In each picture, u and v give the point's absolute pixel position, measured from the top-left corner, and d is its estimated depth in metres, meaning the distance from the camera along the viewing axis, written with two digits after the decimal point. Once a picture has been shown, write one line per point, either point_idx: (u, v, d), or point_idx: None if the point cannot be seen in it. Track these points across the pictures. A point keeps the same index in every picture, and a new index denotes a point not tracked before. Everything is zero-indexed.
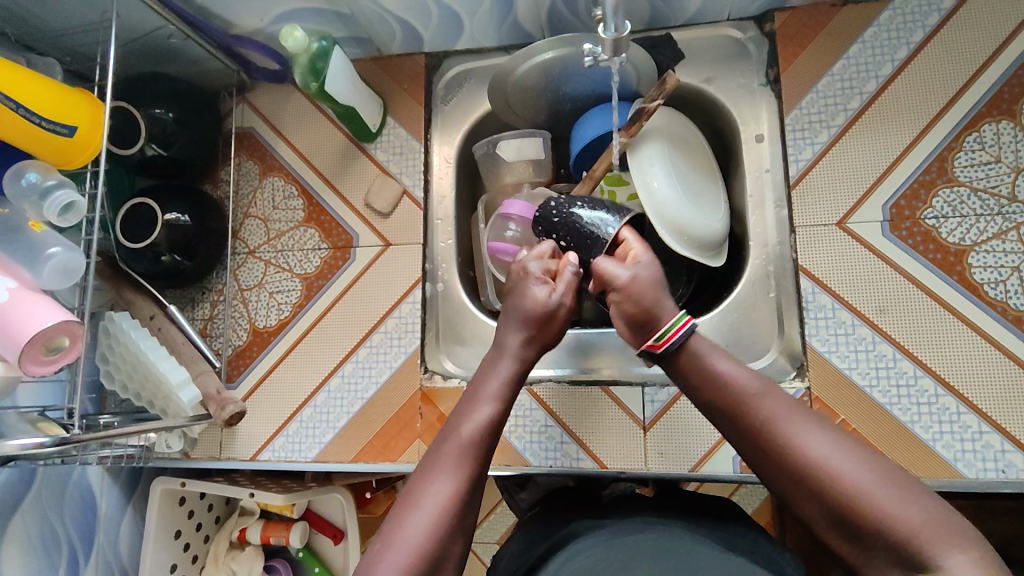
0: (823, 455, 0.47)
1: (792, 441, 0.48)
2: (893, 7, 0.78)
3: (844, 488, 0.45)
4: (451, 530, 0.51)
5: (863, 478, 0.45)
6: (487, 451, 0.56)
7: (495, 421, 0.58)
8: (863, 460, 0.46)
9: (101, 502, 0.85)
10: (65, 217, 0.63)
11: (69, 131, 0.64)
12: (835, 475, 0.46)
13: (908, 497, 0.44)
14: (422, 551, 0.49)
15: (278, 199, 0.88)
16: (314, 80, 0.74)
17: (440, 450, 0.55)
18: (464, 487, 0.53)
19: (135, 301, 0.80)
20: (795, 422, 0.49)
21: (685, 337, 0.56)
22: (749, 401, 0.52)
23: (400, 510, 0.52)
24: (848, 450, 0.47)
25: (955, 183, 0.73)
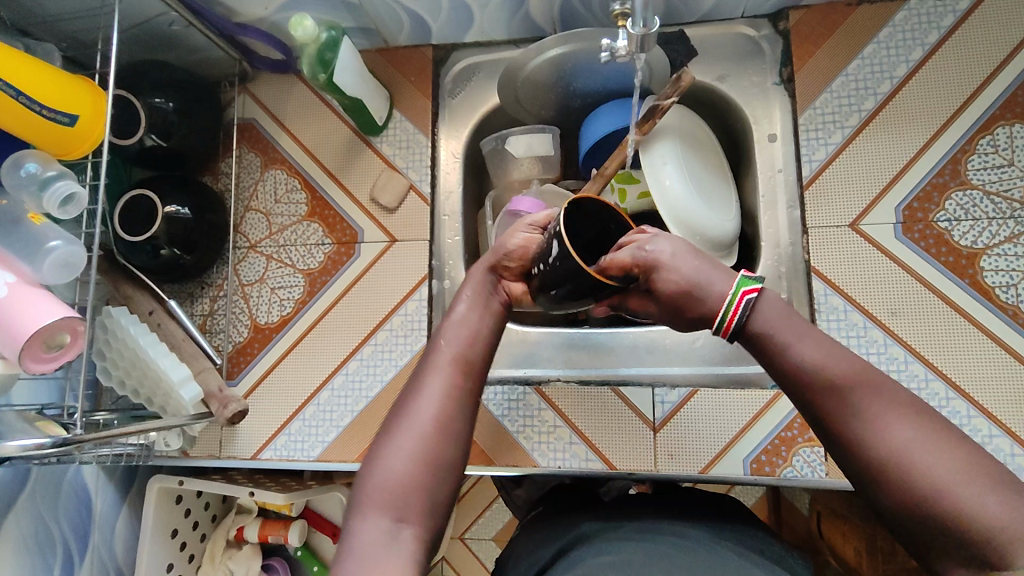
0: (903, 445, 0.41)
1: (867, 426, 0.42)
2: (908, 7, 0.77)
3: (923, 482, 0.40)
4: (445, 435, 0.49)
5: (947, 472, 0.40)
6: (471, 351, 0.55)
7: (473, 319, 0.57)
8: (953, 449, 0.40)
9: (97, 500, 0.83)
10: (65, 209, 0.60)
11: (70, 120, 0.61)
12: (914, 469, 0.40)
13: (1001, 493, 0.39)
14: (417, 459, 0.48)
15: (280, 192, 0.86)
16: (322, 72, 0.72)
17: (423, 362, 0.54)
18: (452, 391, 0.51)
19: (134, 296, 0.77)
20: (864, 409, 0.43)
21: (745, 312, 0.48)
22: (823, 377, 0.44)
23: (389, 425, 0.51)
24: (935, 436, 0.41)
25: (968, 186, 0.73)
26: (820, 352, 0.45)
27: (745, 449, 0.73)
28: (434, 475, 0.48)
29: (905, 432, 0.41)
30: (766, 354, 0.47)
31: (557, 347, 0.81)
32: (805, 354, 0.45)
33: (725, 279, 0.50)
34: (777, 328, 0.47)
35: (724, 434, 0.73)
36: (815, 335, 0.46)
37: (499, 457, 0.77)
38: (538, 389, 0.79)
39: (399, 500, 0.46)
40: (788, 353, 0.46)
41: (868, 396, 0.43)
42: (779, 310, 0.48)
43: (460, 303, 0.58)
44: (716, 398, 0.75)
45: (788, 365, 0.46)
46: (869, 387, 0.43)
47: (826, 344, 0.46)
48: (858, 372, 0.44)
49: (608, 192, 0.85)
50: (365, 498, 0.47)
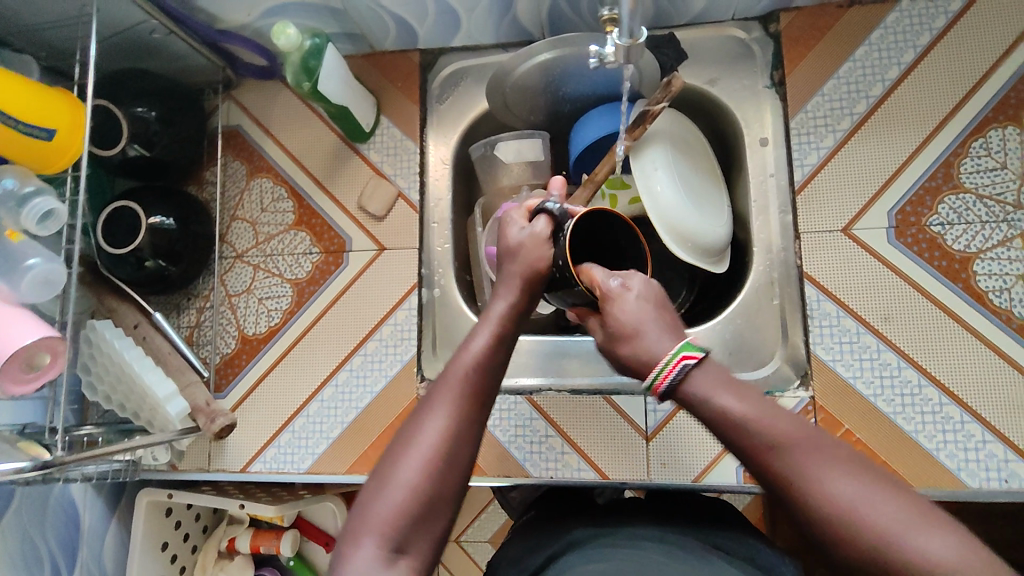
0: (851, 500, 0.38)
1: (813, 483, 0.40)
2: (900, 8, 0.77)
3: (878, 537, 0.37)
4: (449, 466, 0.48)
5: (897, 522, 0.37)
6: (485, 383, 0.51)
7: (492, 350, 0.52)
8: (897, 496, 0.39)
9: (85, 515, 0.82)
10: (43, 225, 0.59)
11: (48, 134, 0.60)
12: (866, 523, 0.38)
13: (950, 537, 0.37)
14: (419, 489, 0.46)
15: (266, 201, 0.85)
16: (307, 80, 0.71)
17: (437, 383, 0.51)
18: (462, 421, 0.49)
19: (118, 309, 0.77)
20: (812, 462, 0.40)
21: (681, 376, 0.44)
22: (762, 434, 0.42)
23: (394, 450, 0.49)
24: (878, 485, 0.39)
25: (961, 189, 0.73)
26: (754, 407, 0.43)
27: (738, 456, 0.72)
28: (433, 508, 0.46)
29: (851, 486, 0.39)
30: (702, 414, 0.44)
31: (549, 358, 0.81)
32: (745, 410, 0.43)
33: (670, 340, 0.46)
34: (710, 381, 0.44)
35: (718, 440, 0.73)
36: (747, 389, 0.44)
37: (490, 468, 0.76)
38: (530, 399, 0.78)
39: (397, 531, 0.45)
40: (726, 408, 0.43)
41: (809, 450, 0.41)
42: (711, 363, 0.45)
43: (486, 322, 0.54)
44: None
45: (727, 423, 0.43)
46: (807, 439, 0.41)
47: (759, 399, 0.44)
48: (795, 427, 0.42)
49: (599, 197, 0.84)
50: (363, 519, 0.46)
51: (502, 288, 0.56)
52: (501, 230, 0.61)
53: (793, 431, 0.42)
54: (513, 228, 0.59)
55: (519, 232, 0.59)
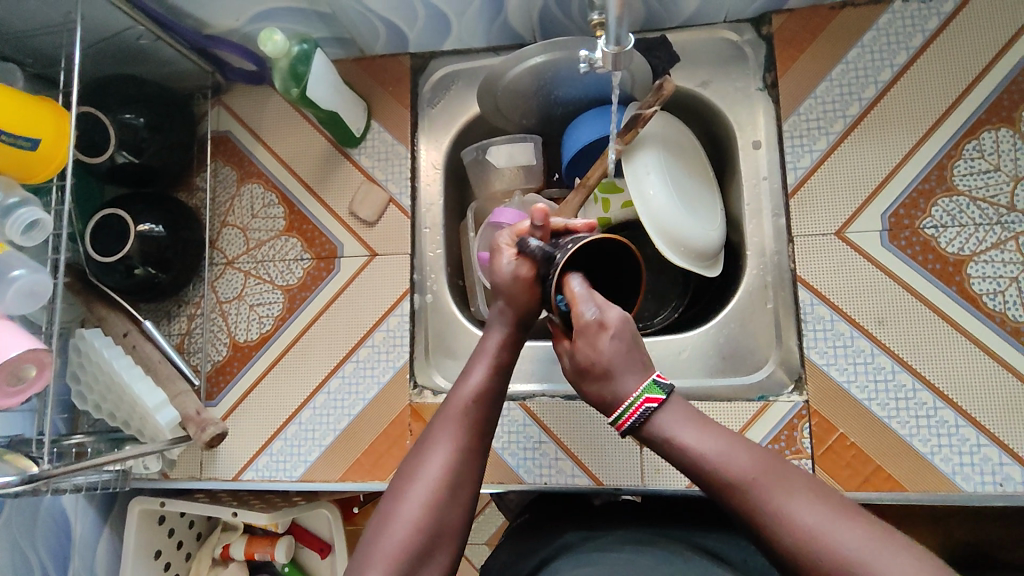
0: (817, 525, 0.40)
1: (773, 513, 0.42)
2: (892, 10, 0.76)
3: (840, 562, 0.39)
4: (452, 498, 0.51)
5: (858, 547, 0.39)
6: (483, 418, 0.56)
7: (488, 384, 0.57)
8: (860, 524, 0.40)
9: (77, 524, 0.82)
10: (29, 235, 0.59)
11: (32, 143, 0.59)
12: (832, 549, 0.39)
13: (914, 560, 0.38)
14: (423, 522, 0.49)
15: (257, 207, 0.84)
16: (295, 86, 0.70)
17: (437, 420, 0.55)
18: (462, 453, 0.53)
19: (107, 317, 0.75)
20: (778, 494, 0.42)
21: (644, 415, 0.48)
22: (722, 468, 0.45)
23: (398, 486, 0.52)
24: (838, 513, 0.41)
25: (954, 192, 0.72)
26: (716, 443, 0.46)
27: None
28: (438, 539, 0.49)
29: (811, 514, 0.41)
30: (670, 453, 0.48)
31: (542, 362, 0.81)
32: (705, 445, 0.46)
33: (637, 378, 0.49)
34: (673, 419, 0.48)
35: None
36: (711, 426, 0.48)
37: (484, 474, 0.76)
38: (523, 405, 0.77)
39: (404, 565, 0.47)
40: (688, 446, 0.46)
41: (768, 482, 0.43)
42: (677, 404, 0.49)
43: (482, 357, 0.59)
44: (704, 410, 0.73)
45: (690, 458, 0.46)
46: (767, 472, 0.44)
47: (722, 435, 0.47)
48: (755, 462, 0.45)
49: (592, 201, 0.83)
50: (370, 556, 0.48)
51: (498, 316, 0.61)
52: (492, 258, 0.62)
53: (753, 465, 0.44)
54: (501, 262, 0.61)
55: (506, 266, 0.60)
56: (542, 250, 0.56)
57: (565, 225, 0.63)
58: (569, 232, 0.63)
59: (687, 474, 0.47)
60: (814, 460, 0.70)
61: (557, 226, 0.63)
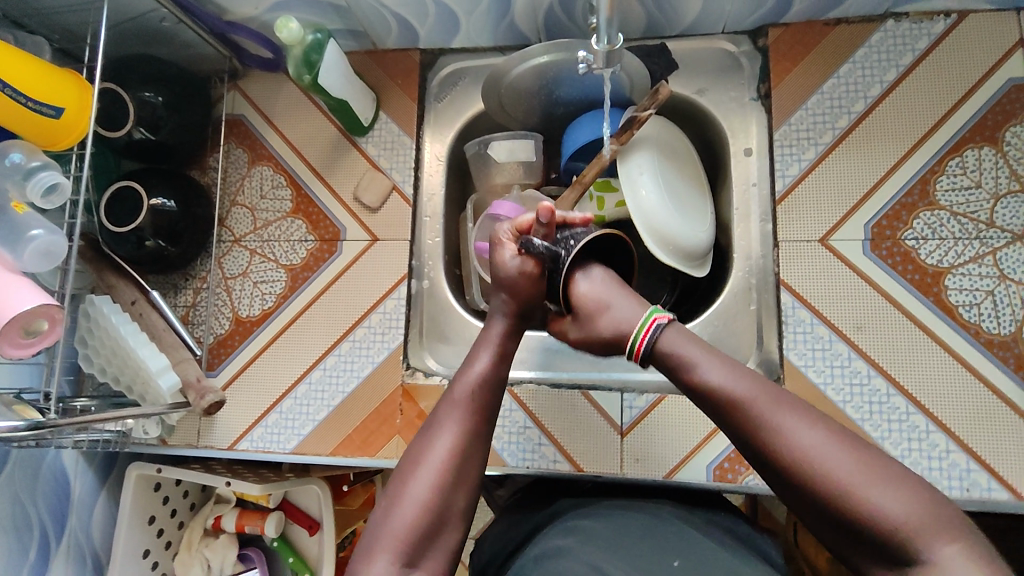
0: (812, 447, 0.47)
1: (776, 435, 0.48)
2: (884, 28, 0.79)
3: (836, 483, 0.45)
4: (457, 481, 0.55)
5: (854, 473, 0.45)
6: (486, 403, 0.59)
7: (491, 371, 0.61)
8: (852, 448, 0.46)
9: (75, 485, 0.85)
10: (48, 199, 0.62)
11: (56, 112, 0.63)
12: (827, 468, 0.46)
13: (900, 489, 0.44)
14: (429, 505, 0.53)
15: (266, 188, 0.88)
16: (308, 73, 0.74)
17: (443, 405, 0.59)
18: (466, 436, 0.57)
19: (117, 285, 0.78)
20: (784, 416, 0.48)
21: (650, 344, 0.56)
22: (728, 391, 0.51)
23: (406, 467, 0.56)
24: (836, 442, 0.47)
25: (935, 206, 0.75)
26: (726, 372, 0.52)
27: (709, 456, 0.74)
28: (444, 520, 0.53)
29: (813, 439, 0.47)
30: (677, 376, 0.54)
31: (536, 351, 0.85)
32: (715, 372, 0.52)
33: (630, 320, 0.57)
34: (685, 351, 0.55)
35: (691, 437, 0.75)
36: (721, 358, 0.53)
37: None
38: (510, 390, 0.80)
39: (409, 546, 0.51)
40: (698, 371, 0.53)
41: (774, 409, 0.49)
42: (679, 333, 0.57)
43: (485, 343, 0.63)
44: (684, 404, 0.76)
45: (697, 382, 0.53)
46: (771, 402, 0.49)
47: (731, 364, 0.53)
48: (760, 389, 0.50)
49: (587, 198, 0.87)
50: (379, 539, 0.52)
51: (497, 308, 0.65)
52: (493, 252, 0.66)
53: (758, 392, 0.50)
54: (503, 258, 0.65)
55: (509, 260, 0.65)
56: (548, 249, 0.62)
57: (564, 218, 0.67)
58: (568, 227, 0.66)
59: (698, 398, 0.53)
60: None
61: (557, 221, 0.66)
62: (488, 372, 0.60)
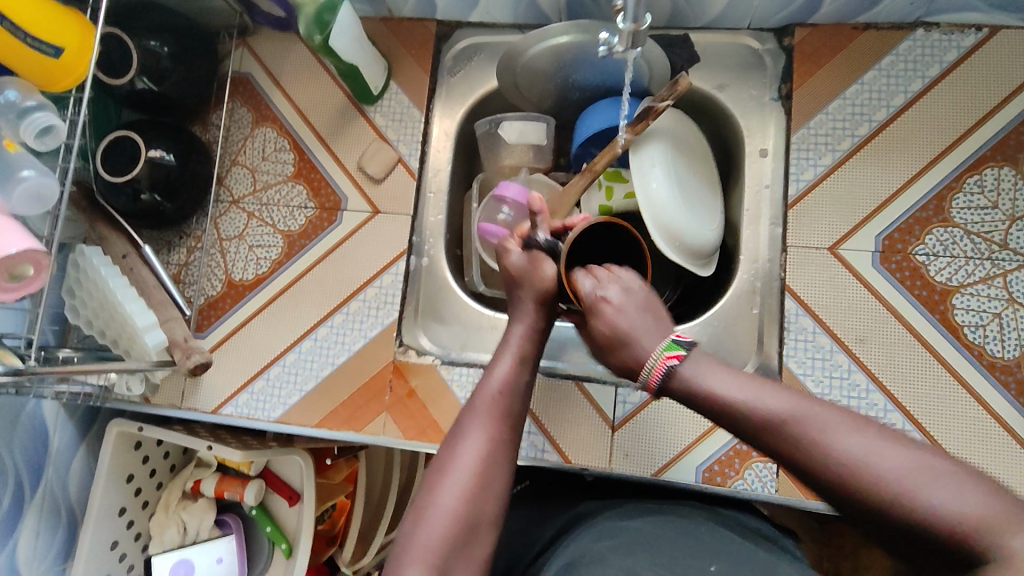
0: (854, 455, 0.45)
1: (817, 450, 0.46)
2: (914, 37, 0.77)
3: (890, 490, 0.43)
4: (483, 490, 0.55)
5: (905, 475, 0.43)
6: (510, 408, 0.60)
7: (513, 376, 0.62)
8: (898, 451, 0.44)
9: (55, 437, 0.83)
10: (42, 140, 0.60)
11: (55, 52, 0.61)
12: (877, 477, 0.43)
13: (961, 488, 0.42)
14: (458, 514, 0.53)
15: (268, 150, 0.86)
16: (319, 33, 0.71)
17: (467, 413, 0.60)
18: (492, 444, 0.58)
19: (108, 237, 0.76)
20: (819, 430, 0.46)
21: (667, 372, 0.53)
22: (761, 413, 0.49)
23: (433, 477, 0.56)
24: (878, 444, 0.45)
25: (949, 223, 0.73)
26: (753, 391, 0.50)
27: (699, 457, 0.73)
28: (472, 528, 0.54)
29: (854, 444, 0.45)
30: (702, 402, 0.52)
31: None
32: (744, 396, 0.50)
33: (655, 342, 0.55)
34: (701, 372, 0.52)
35: (682, 438, 0.74)
36: (741, 378, 0.51)
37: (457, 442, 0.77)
38: None
39: (439, 556, 0.52)
40: (719, 390, 0.51)
41: (809, 426, 0.47)
42: (695, 356, 0.53)
43: (507, 351, 0.64)
44: (679, 403, 0.75)
45: (729, 408, 0.50)
46: (801, 418, 0.47)
47: (755, 382, 0.51)
48: (786, 403, 0.48)
49: (596, 187, 0.84)
50: (408, 551, 0.52)
51: (516, 315, 0.66)
52: (502, 258, 0.70)
53: (786, 408, 0.48)
54: (511, 255, 0.69)
55: (517, 259, 0.68)
56: (547, 241, 0.68)
57: (564, 224, 0.73)
58: (568, 229, 0.72)
59: (724, 423, 0.51)
60: (778, 466, 0.72)
61: (557, 225, 0.72)
62: (510, 378, 0.61)
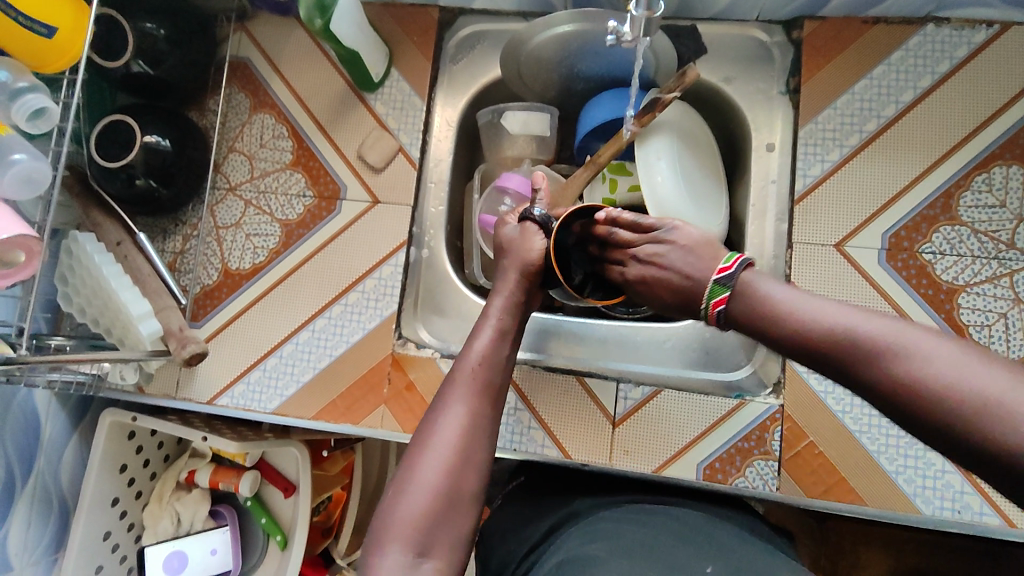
0: (930, 367, 0.42)
1: (889, 363, 0.44)
2: (924, 32, 0.76)
3: (967, 401, 0.39)
4: (467, 462, 0.53)
5: (987, 386, 0.39)
6: (491, 379, 0.58)
7: (492, 348, 0.60)
8: (982, 364, 0.41)
9: (46, 426, 0.82)
10: (34, 123, 0.59)
11: (49, 32, 0.59)
12: (953, 388, 0.40)
13: None
14: (439, 489, 0.51)
15: (266, 137, 0.84)
16: (320, 17, 0.70)
17: (447, 385, 0.58)
18: (473, 415, 0.56)
19: (102, 225, 0.75)
20: (891, 343, 0.44)
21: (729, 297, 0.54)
22: (827, 328, 0.48)
23: (413, 451, 0.54)
24: (962, 357, 0.41)
25: (957, 222, 0.73)
26: (823, 309, 0.49)
27: (701, 455, 0.73)
28: (455, 503, 0.52)
29: (931, 358, 0.42)
30: (768, 321, 0.51)
31: (533, 332, 0.80)
32: (794, 304, 0.50)
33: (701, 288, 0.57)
34: (772, 296, 0.52)
35: (684, 435, 0.73)
36: (813, 298, 0.50)
37: None
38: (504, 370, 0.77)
39: (420, 533, 0.50)
40: (784, 309, 0.50)
41: (882, 339, 0.45)
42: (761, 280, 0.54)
43: (486, 323, 0.62)
44: (681, 399, 0.74)
45: (779, 319, 0.51)
46: (872, 331, 0.45)
47: (829, 302, 0.49)
48: (858, 318, 0.47)
49: (600, 179, 0.83)
50: (388, 527, 0.50)
51: (498, 287, 0.66)
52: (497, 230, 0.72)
53: (857, 322, 0.47)
54: (504, 227, 0.71)
55: (509, 231, 0.71)
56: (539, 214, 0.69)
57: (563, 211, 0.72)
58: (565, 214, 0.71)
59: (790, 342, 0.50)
60: (779, 464, 0.71)
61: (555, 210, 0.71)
62: (489, 349, 0.59)
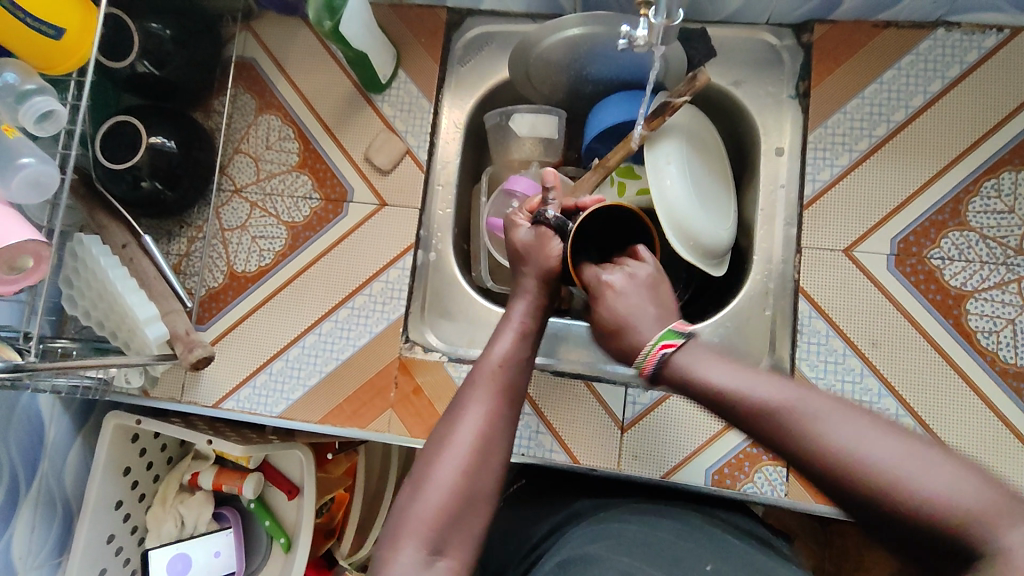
0: (848, 441, 0.41)
1: (808, 438, 0.42)
2: (934, 37, 0.76)
3: (883, 477, 0.39)
4: (484, 465, 0.53)
5: (897, 463, 0.40)
6: (511, 381, 0.58)
7: (514, 350, 0.60)
8: (889, 436, 0.41)
9: (50, 428, 0.82)
10: (42, 126, 0.58)
11: (56, 33, 0.59)
12: (871, 464, 0.40)
13: (959, 474, 0.38)
14: (456, 490, 0.51)
15: (272, 139, 0.84)
16: (329, 19, 0.69)
17: (467, 385, 0.57)
18: (493, 417, 0.55)
19: (108, 227, 0.74)
20: (806, 415, 0.43)
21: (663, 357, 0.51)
22: (748, 398, 0.45)
23: (430, 451, 0.54)
24: (873, 429, 0.41)
25: (965, 227, 0.73)
26: (743, 378, 0.47)
27: (709, 460, 0.73)
28: (471, 505, 0.51)
29: (847, 431, 0.42)
30: (691, 388, 0.49)
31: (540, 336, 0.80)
32: (730, 382, 0.47)
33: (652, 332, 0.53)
34: (694, 360, 0.50)
35: (692, 440, 0.73)
36: (731, 364, 0.49)
37: None
38: None
39: (436, 533, 0.49)
40: (705, 376, 0.48)
41: (799, 411, 0.43)
42: (685, 344, 0.51)
43: (508, 325, 0.62)
44: (689, 405, 0.74)
45: (700, 388, 0.48)
46: (790, 401, 0.44)
47: (745, 369, 0.48)
48: (775, 389, 0.45)
49: (608, 183, 0.83)
50: (404, 524, 0.50)
51: (520, 288, 0.65)
52: (509, 231, 0.71)
53: (775, 393, 0.45)
54: (519, 230, 0.69)
55: (524, 234, 0.69)
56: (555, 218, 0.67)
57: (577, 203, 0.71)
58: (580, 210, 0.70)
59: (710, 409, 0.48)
60: (789, 470, 0.71)
61: (569, 205, 0.70)
62: (511, 350, 0.58)
